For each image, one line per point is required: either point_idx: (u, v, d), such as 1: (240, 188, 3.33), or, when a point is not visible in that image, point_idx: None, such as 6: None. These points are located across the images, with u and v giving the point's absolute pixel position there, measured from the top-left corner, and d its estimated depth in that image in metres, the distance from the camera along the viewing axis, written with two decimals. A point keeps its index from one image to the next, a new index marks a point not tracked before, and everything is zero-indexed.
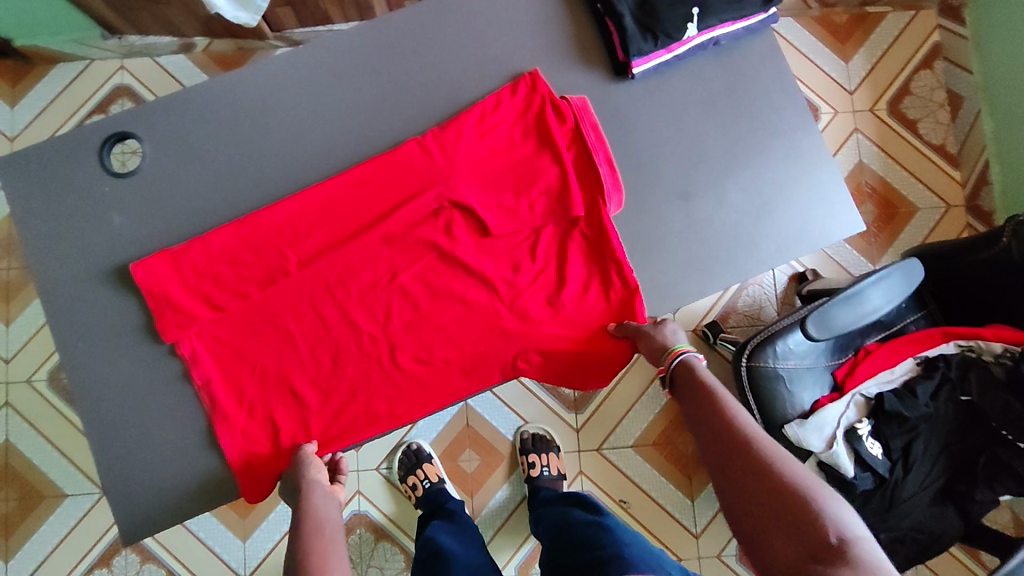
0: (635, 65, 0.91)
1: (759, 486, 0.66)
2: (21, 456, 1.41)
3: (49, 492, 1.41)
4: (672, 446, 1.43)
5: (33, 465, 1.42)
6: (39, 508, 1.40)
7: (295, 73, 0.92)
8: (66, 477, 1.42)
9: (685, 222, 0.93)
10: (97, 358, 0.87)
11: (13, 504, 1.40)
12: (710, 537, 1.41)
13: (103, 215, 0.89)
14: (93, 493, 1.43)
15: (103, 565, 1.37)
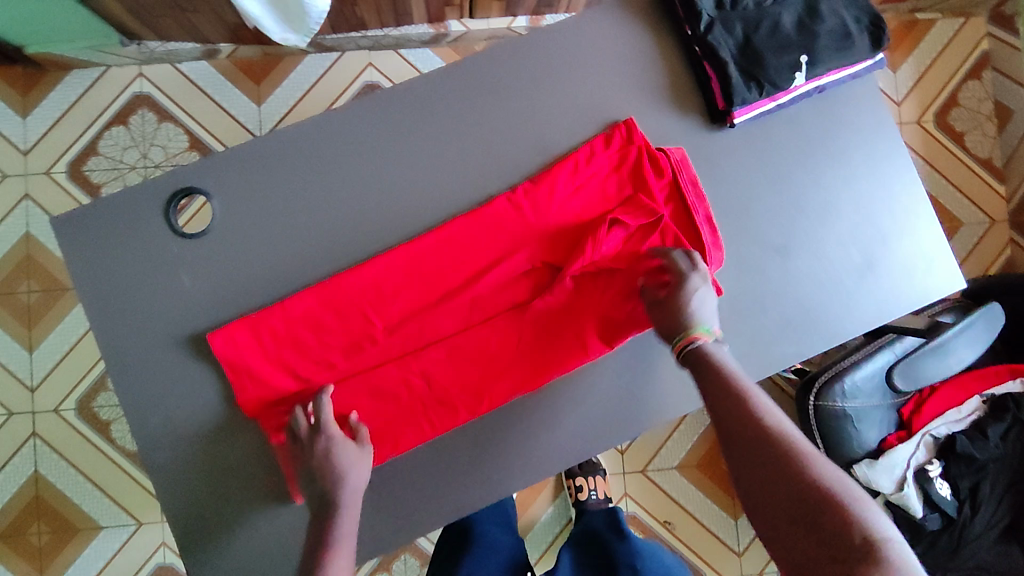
0: (736, 115, 0.86)
1: (782, 480, 0.59)
2: (52, 487, 1.36)
3: (84, 525, 1.36)
4: (715, 465, 1.41)
5: (66, 498, 1.37)
6: (74, 541, 1.36)
7: (373, 124, 0.86)
8: (101, 509, 1.36)
9: (786, 280, 0.89)
10: (174, 431, 0.82)
11: (47, 537, 1.35)
12: (753, 554, 1.39)
13: (171, 280, 0.83)
14: (129, 524, 1.37)
15: None
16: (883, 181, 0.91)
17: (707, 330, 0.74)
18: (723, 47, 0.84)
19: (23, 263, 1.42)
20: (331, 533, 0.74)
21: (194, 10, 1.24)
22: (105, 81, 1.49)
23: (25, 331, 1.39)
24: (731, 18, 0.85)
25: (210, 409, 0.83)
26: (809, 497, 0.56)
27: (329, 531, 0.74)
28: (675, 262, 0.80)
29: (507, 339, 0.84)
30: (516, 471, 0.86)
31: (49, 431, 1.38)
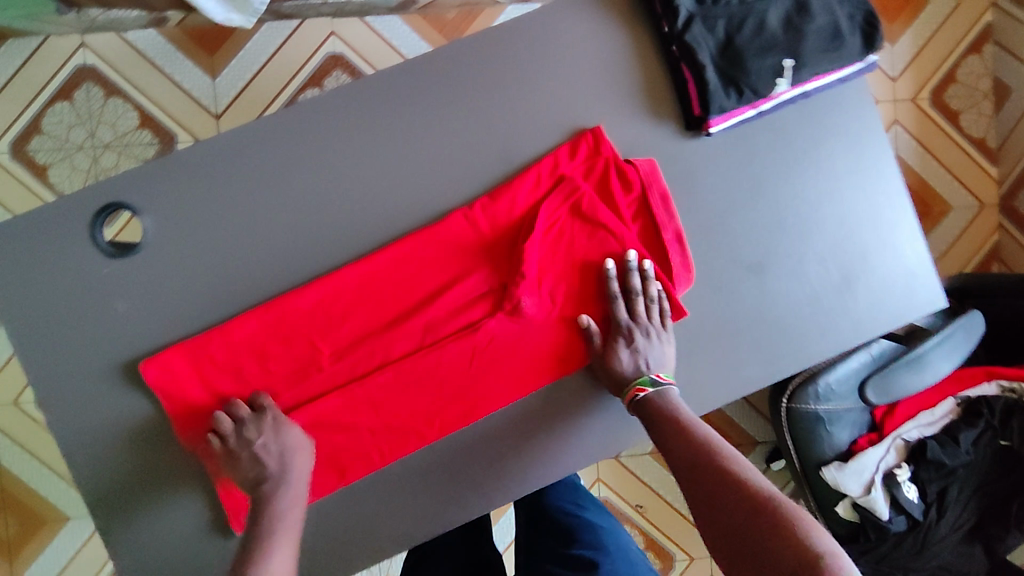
0: (713, 123, 0.79)
1: (728, 502, 0.66)
2: (15, 478, 1.28)
3: (49, 516, 1.29)
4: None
5: (30, 488, 1.28)
6: (41, 534, 1.28)
7: (318, 128, 0.79)
8: (69, 499, 1.29)
9: (759, 298, 0.83)
10: (111, 463, 0.78)
11: (12, 529, 1.28)
12: None
13: (100, 302, 0.77)
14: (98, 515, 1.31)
15: None
16: (865, 193, 0.86)
17: (647, 378, 0.77)
18: (702, 48, 0.77)
19: None
20: (270, 527, 0.72)
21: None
22: (46, 52, 1.37)
23: None
24: (712, 14, 0.78)
25: (148, 438, 0.79)
26: (750, 517, 0.63)
27: (266, 526, 0.72)
28: (614, 310, 0.79)
29: (459, 363, 0.79)
30: (469, 499, 0.81)
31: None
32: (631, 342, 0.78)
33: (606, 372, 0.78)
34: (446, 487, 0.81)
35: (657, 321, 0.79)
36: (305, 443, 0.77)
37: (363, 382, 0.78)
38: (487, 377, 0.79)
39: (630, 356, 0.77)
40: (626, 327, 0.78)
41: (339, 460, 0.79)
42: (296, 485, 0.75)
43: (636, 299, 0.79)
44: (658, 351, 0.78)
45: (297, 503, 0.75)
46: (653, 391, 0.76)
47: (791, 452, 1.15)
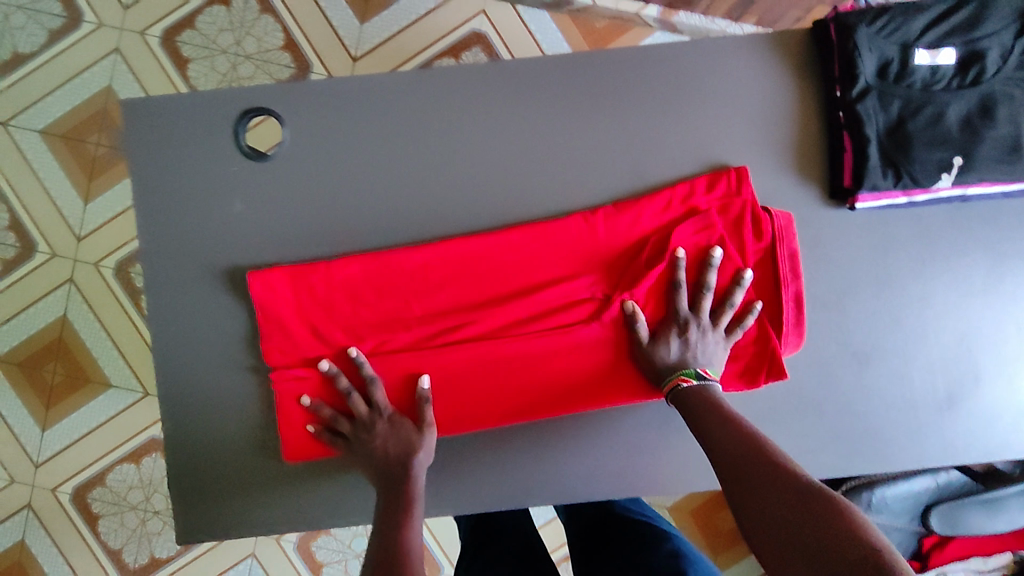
0: (860, 199, 0.76)
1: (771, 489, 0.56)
2: (75, 334, 1.32)
3: (95, 379, 1.32)
4: (707, 516, 1.28)
5: (85, 347, 1.32)
6: (82, 391, 1.32)
7: (467, 96, 0.81)
8: (115, 368, 1.32)
9: (853, 387, 0.80)
10: (186, 351, 0.80)
11: (59, 378, 1.32)
12: None
13: (221, 197, 0.79)
14: (136, 393, 1.33)
15: (132, 462, 1.31)
16: (995, 316, 0.81)
17: (693, 371, 0.73)
18: (871, 123, 0.75)
19: (98, 114, 1.36)
20: (407, 496, 0.73)
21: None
22: None
23: (83, 179, 1.35)
24: (891, 92, 0.75)
25: (225, 339, 0.80)
26: (793, 503, 0.54)
27: (405, 491, 0.73)
28: (676, 297, 0.76)
29: (545, 361, 0.79)
30: (513, 491, 0.82)
31: (57, 279, 1.32)
32: (683, 331, 0.75)
33: (648, 354, 0.76)
34: (494, 475, 0.82)
35: (718, 321, 0.76)
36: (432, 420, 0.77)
37: (442, 352, 0.79)
38: (569, 380, 0.79)
39: (676, 345, 0.75)
40: (683, 318, 0.75)
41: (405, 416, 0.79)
42: (420, 460, 0.75)
43: (703, 295, 0.76)
44: (710, 350, 0.75)
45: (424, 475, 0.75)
46: (697, 383, 0.72)
47: None
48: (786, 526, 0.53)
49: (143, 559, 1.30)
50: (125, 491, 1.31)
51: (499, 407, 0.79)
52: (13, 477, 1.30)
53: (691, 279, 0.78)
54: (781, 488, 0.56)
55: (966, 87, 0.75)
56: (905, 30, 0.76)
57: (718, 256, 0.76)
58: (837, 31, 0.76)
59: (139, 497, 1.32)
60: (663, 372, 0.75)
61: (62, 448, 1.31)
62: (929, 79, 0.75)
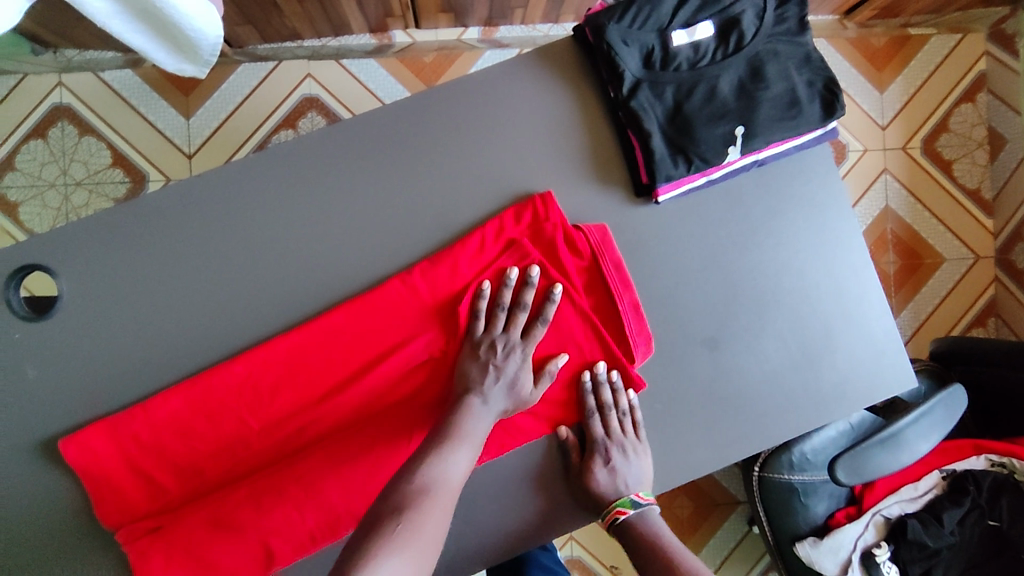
0: (661, 192, 0.75)
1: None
2: None
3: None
4: None
5: None
6: None
7: (249, 191, 0.77)
8: None
9: (709, 373, 0.79)
10: (20, 541, 0.73)
11: None
12: None
13: (11, 368, 0.73)
14: None
15: None
16: (826, 265, 0.81)
17: (627, 499, 0.75)
18: (648, 115, 0.74)
19: None
20: (452, 430, 0.69)
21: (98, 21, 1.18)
22: (22, 90, 1.40)
23: None
24: (661, 79, 0.74)
25: (60, 515, 0.74)
26: None
27: (451, 426, 0.69)
28: (590, 427, 0.76)
29: (402, 431, 0.76)
30: None
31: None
32: (607, 459, 0.75)
33: (584, 488, 0.76)
34: None
35: (631, 432, 0.77)
36: (470, 453, 0.68)
37: (294, 459, 0.76)
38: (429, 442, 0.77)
39: (504, 387, 0.73)
40: (601, 445, 0.75)
41: (273, 536, 0.74)
42: (496, 411, 0.72)
43: (608, 414, 0.76)
44: (637, 467, 0.76)
45: (491, 415, 0.72)
46: (634, 513, 0.74)
47: (764, 525, 1.09)
48: None
49: None
50: None
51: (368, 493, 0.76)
52: None
53: (585, 329, 0.77)
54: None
55: (731, 55, 0.75)
56: (658, 16, 0.75)
57: (537, 273, 0.75)
58: (592, 33, 0.74)
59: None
60: (599, 504, 0.76)
61: None
62: (693, 57, 0.75)
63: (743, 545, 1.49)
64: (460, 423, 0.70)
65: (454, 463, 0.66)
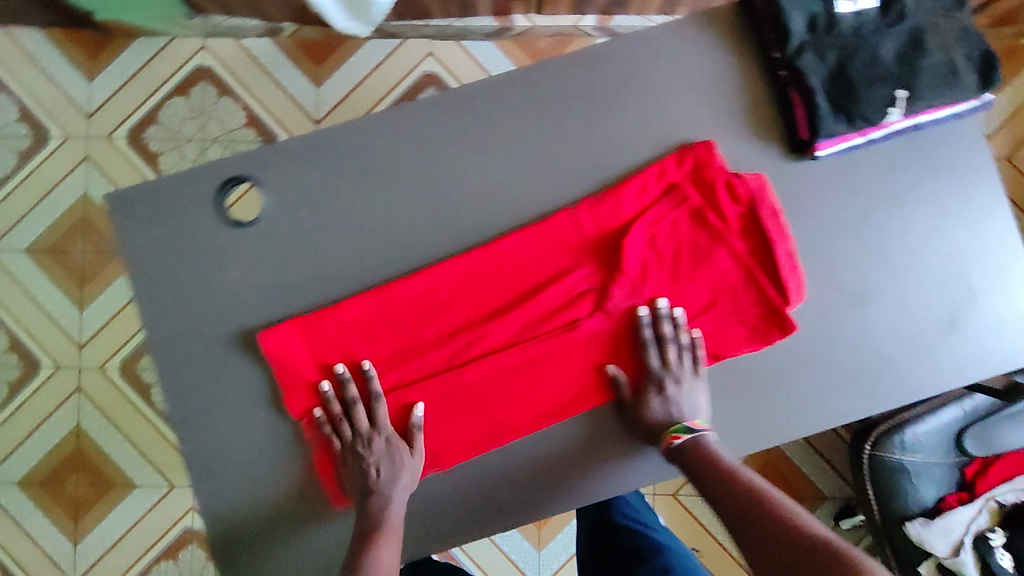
0: (819, 146, 0.79)
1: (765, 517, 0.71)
2: (91, 442, 1.56)
3: (119, 483, 1.56)
4: None
5: (102, 451, 1.56)
6: (108, 496, 1.56)
7: (432, 124, 0.84)
8: (137, 471, 1.56)
9: (854, 322, 0.83)
10: (213, 422, 0.83)
11: (86, 488, 1.56)
12: None
13: (217, 265, 0.82)
14: (158, 487, 1.57)
15: (170, 557, 1.56)
16: (977, 231, 0.84)
17: (682, 425, 0.81)
18: (812, 75, 0.78)
19: (80, 223, 1.56)
20: (376, 525, 0.80)
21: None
22: (170, 51, 1.56)
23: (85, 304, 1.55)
24: (824, 43, 0.79)
25: (249, 403, 0.83)
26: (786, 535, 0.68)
27: (371, 519, 0.80)
28: (646, 357, 0.82)
29: (558, 353, 0.85)
30: (556, 484, 0.86)
31: (98, 386, 1.56)
32: (661, 389, 0.82)
33: (639, 418, 0.82)
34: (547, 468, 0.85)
35: (688, 366, 0.82)
36: (394, 540, 0.79)
37: (463, 370, 0.84)
38: (580, 366, 0.85)
39: (388, 469, 0.81)
40: (656, 376, 0.82)
41: (440, 434, 0.84)
42: (404, 485, 0.81)
43: (668, 348, 0.82)
44: (692, 398, 0.82)
45: (401, 494, 0.81)
46: (688, 438, 0.80)
47: (871, 504, 1.11)
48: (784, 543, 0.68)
49: None
50: None
51: (524, 406, 0.85)
52: None
53: (739, 271, 0.83)
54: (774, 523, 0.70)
55: (894, 24, 0.79)
56: None
57: (370, 365, 0.83)
58: None
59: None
60: (659, 437, 0.82)
61: (122, 535, 1.56)
62: (858, 23, 0.79)
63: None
64: (371, 519, 0.80)
65: (384, 556, 0.78)
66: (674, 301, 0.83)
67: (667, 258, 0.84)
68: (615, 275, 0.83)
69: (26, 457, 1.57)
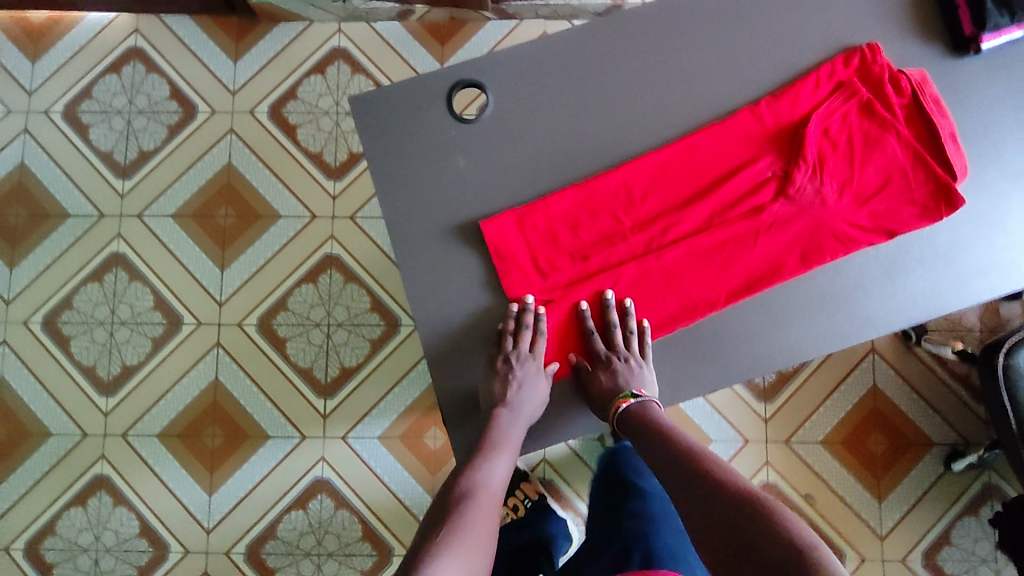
0: (983, 41, 0.91)
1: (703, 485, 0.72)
2: (228, 394, 1.62)
3: (252, 433, 1.61)
4: (858, 445, 1.47)
5: (238, 405, 1.62)
6: (244, 447, 1.60)
7: (631, 33, 0.94)
8: (271, 421, 1.61)
9: (1016, 201, 0.93)
10: (439, 298, 0.92)
11: (221, 441, 1.61)
12: (896, 540, 1.44)
13: (445, 158, 0.93)
14: (290, 438, 1.61)
15: (301, 506, 1.58)
16: None
17: (630, 392, 0.86)
18: None
19: (223, 190, 1.68)
20: (490, 443, 0.84)
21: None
22: (309, 34, 1.71)
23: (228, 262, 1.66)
24: None
25: (470, 281, 0.92)
26: (727, 502, 0.69)
27: (490, 436, 0.85)
28: (592, 342, 0.89)
29: (747, 237, 0.91)
30: (756, 355, 0.91)
31: (235, 341, 1.64)
32: (611, 366, 0.87)
33: (592, 390, 0.88)
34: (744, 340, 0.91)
35: (636, 348, 0.88)
36: (507, 459, 0.83)
37: (659, 255, 0.91)
38: (767, 247, 0.91)
39: (524, 390, 0.87)
40: (604, 355, 0.88)
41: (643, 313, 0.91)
42: (527, 411, 0.87)
43: (612, 331, 0.88)
44: (639, 375, 0.87)
45: (520, 422, 0.87)
46: (635, 402, 0.85)
47: (1006, 415, 1.13)
48: (720, 507, 0.69)
49: (368, 563, 1.55)
50: (296, 538, 1.57)
51: (717, 287, 0.90)
52: (188, 546, 1.58)
53: (911, 156, 0.90)
54: (717, 491, 0.71)
55: None
56: None
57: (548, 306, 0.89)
58: None
59: (310, 541, 1.57)
60: (608, 408, 0.87)
61: (253, 486, 1.59)
62: None
63: (939, 487, 1.45)
64: (494, 433, 0.85)
65: (493, 470, 0.81)
66: (852, 185, 0.91)
67: (844, 146, 0.91)
68: (794, 165, 0.91)
69: (164, 410, 1.62)
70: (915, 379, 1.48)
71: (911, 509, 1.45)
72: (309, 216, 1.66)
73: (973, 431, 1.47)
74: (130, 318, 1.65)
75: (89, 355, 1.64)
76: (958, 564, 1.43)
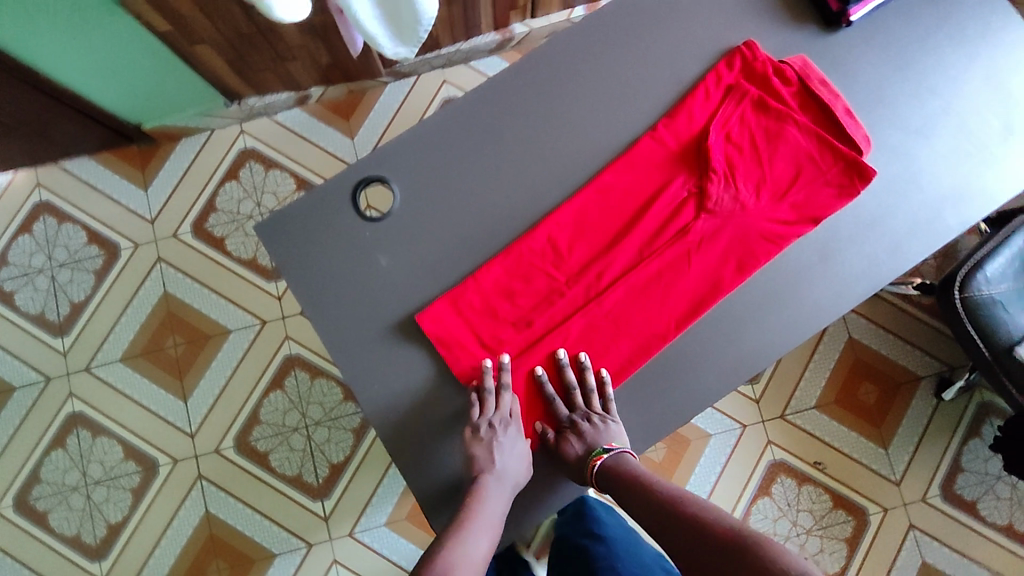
0: (852, 13, 0.93)
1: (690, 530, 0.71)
2: (223, 523, 1.55)
3: (258, 556, 1.54)
4: (852, 399, 1.47)
5: (237, 531, 1.55)
6: (252, 572, 1.53)
7: (517, 88, 0.93)
8: (273, 538, 1.55)
9: (923, 154, 0.94)
10: (398, 399, 0.89)
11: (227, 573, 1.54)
12: (912, 481, 1.44)
13: (367, 260, 0.91)
14: (297, 549, 1.55)
15: None
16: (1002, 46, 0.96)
17: (601, 447, 0.84)
18: None
19: (166, 319, 1.62)
20: (475, 512, 0.78)
21: (293, 58, 1.37)
22: (213, 142, 1.66)
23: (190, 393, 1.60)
24: None
25: (423, 373, 0.90)
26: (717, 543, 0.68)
27: (472, 507, 0.79)
28: (555, 409, 0.88)
29: (681, 258, 0.91)
30: (723, 368, 0.90)
31: (217, 469, 1.57)
32: (578, 429, 0.86)
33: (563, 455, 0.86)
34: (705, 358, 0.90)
35: (598, 405, 0.87)
36: (492, 531, 0.77)
37: (600, 301, 0.91)
38: (703, 262, 0.91)
39: (506, 458, 0.84)
40: (568, 419, 0.87)
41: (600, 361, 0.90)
42: (513, 482, 0.83)
43: (573, 394, 0.88)
44: (607, 429, 0.86)
45: (504, 493, 0.82)
46: (608, 457, 0.83)
47: (977, 345, 1.13)
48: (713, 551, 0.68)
49: None
50: None
51: (664, 315, 0.90)
52: None
53: (815, 142, 0.91)
54: (705, 535, 0.70)
55: None
56: None
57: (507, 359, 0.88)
58: None
59: None
60: (585, 470, 0.84)
61: None
62: None
63: (937, 419, 1.46)
64: (480, 502, 0.79)
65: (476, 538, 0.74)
66: (766, 182, 0.92)
67: (749, 148, 0.92)
68: (705, 179, 0.92)
69: (162, 559, 1.54)
70: (887, 321, 1.49)
71: (917, 450, 1.45)
72: (259, 322, 1.61)
73: (951, 355, 1.48)
74: (104, 475, 1.57)
75: (71, 525, 1.55)
76: (976, 487, 1.43)
